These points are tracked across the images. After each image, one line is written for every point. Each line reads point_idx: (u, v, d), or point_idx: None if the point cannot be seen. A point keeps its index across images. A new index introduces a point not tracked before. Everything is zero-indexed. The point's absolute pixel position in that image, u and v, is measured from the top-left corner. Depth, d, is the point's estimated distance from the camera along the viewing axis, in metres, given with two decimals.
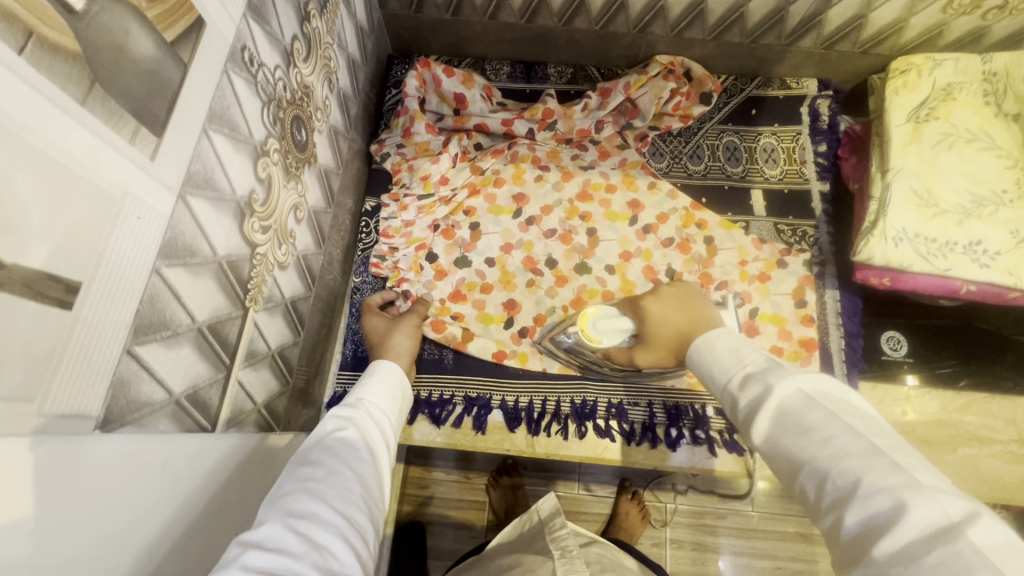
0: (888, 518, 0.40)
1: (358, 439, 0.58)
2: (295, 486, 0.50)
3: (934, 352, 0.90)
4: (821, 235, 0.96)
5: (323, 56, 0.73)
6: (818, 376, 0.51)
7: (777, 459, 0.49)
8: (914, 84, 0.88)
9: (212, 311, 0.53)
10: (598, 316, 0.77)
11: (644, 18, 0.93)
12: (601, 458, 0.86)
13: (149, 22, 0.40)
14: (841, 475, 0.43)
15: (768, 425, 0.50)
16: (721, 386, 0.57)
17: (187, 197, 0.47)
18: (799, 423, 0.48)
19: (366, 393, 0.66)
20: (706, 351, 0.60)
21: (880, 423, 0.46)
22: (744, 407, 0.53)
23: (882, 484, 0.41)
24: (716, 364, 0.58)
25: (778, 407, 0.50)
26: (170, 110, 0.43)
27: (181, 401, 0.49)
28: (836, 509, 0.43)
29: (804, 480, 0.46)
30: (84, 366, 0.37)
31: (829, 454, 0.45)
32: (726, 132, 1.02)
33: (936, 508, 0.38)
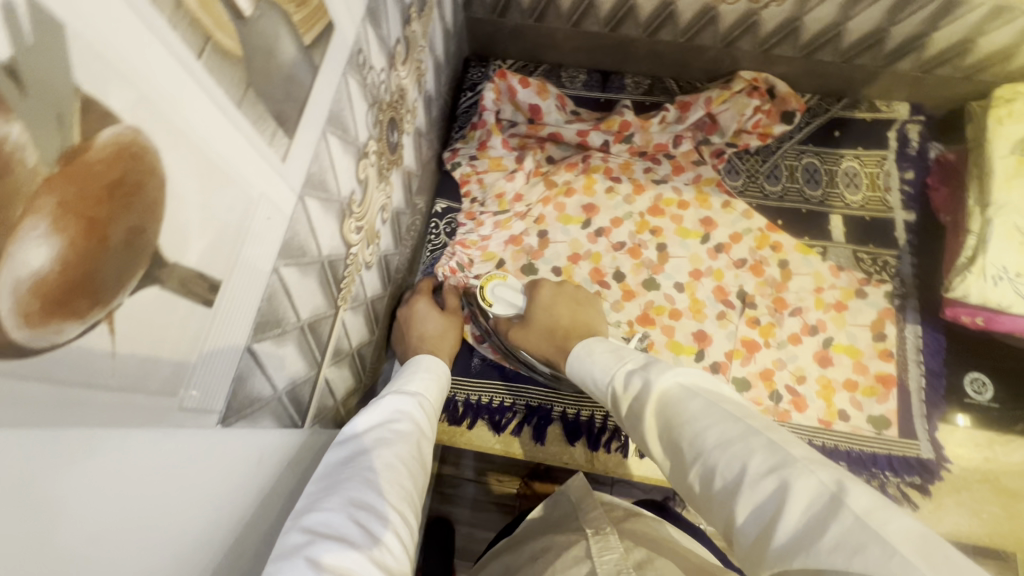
0: (775, 502, 0.40)
1: (410, 433, 0.58)
2: (351, 473, 0.50)
3: (1015, 396, 0.86)
4: (904, 266, 0.92)
5: (417, 58, 0.74)
6: (678, 368, 0.53)
7: (672, 456, 0.50)
8: (1020, 114, 0.84)
9: (312, 310, 0.53)
10: (501, 283, 0.85)
11: (733, 33, 0.90)
12: (660, 480, 0.84)
13: (294, 27, 0.40)
14: (728, 464, 0.43)
15: (657, 423, 0.52)
16: (602, 387, 0.60)
17: (305, 197, 0.47)
18: (678, 416, 0.49)
19: (419, 388, 0.67)
20: (586, 354, 0.65)
21: (748, 409, 0.48)
22: (629, 404, 0.55)
23: (766, 466, 0.41)
24: (597, 365, 0.62)
25: (656, 406, 0.52)
26: (301, 112, 0.44)
27: (282, 398, 0.50)
28: (727, 500, 0.43)
29: (693, 474, 0.46)
30: (217, 360, 0.38)
31: (709, 443, 0.45)
32: (806, 153, 0.99)
33: (813, 484, 0.39)
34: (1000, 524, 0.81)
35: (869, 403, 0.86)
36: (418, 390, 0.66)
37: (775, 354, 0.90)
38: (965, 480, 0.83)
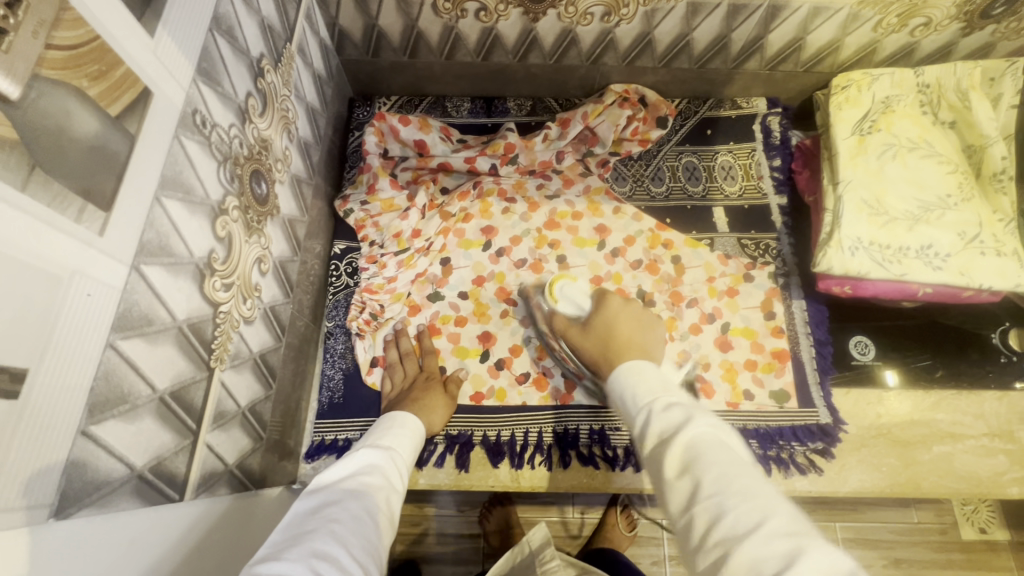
0: (779, 563, 0.38)
1: (379, 487, 0.59)
2: (317, 523, 0.49)
3: (908, 348, 0.94)
4: (783, 247, 0.99)
5: (280, 108, 0.74)
6: (716, 423, 0.50)
7: (678, 490, 0.47)
8: (855, 99, 0.93)
9: (174, 377, 0.52)
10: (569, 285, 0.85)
11: (595, 51, 0.96)
12: (588, 487, 0.85)
13: (91, 100, 0.40)
14: (741, 517, 0.42)
15: (679, 453, 0.48)
16: (638, 407, 0.56)
17: (141, 266, 0.46)
18: (709, 456, 0.46)
19: (392, 445, 0.68)
20: (635, 374, 0.59)
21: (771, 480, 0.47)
22: (656, 434, 0.51)
23: (781, 530, 0.40)
24: (641, 386, 0.58)
25: (679, 441, 0.49)
26: (118, 183, 0.43)
27: (145, 475, 0.48)
28: (725, 546, 0.41)
29: (697, 512, 0.44)
30: (43, 443, 0.37)
31: (729, 489, 0.44)
32: (684, 153, 1.05)
33: (826, 561, 0.37)
34: (899, 474, 0.87)
35: (769, 379, 0.91)
36: (390, 446, 0.67)
37: (681, 345, 0.94)
38: (863, 438, 0.89)
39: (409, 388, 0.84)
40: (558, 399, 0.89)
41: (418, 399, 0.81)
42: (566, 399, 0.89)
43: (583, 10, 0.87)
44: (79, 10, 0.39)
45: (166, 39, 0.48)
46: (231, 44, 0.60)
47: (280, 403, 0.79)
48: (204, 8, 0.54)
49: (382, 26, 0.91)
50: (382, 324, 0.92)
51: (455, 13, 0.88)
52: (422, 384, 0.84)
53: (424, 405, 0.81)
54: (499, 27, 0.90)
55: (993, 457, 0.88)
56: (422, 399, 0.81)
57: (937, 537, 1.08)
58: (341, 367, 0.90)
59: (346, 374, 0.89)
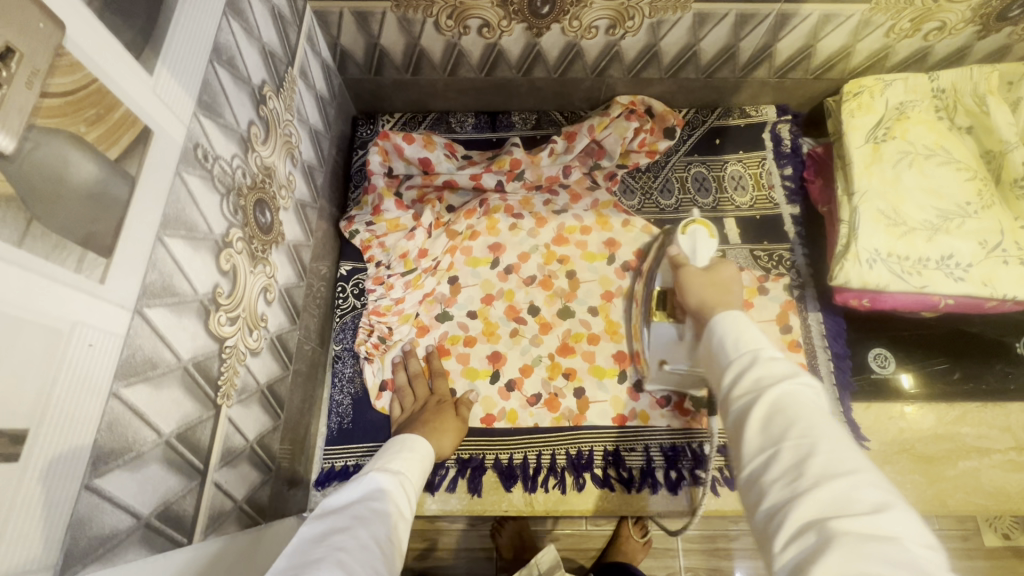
0: (868, 508, 0.37)
1: (389, 512, 0.56)
2: (323, 554, 0.47)
3: (926, 353, 0.91)
4: (797, 258, 0.97)
5: (283, 133, 0.72)
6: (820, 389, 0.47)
7: (761, 432, 0.44)
8: (868, 105, 0.91)
9: (180, 420, 0.50)
10: (705, 232, 0.78)
11: (600, 64, 0.94)
12: (603, 510, 0.84)
13: (90, 145, 0.39)
14: (833, 462, 0.40)
15: (772, 401, 0.45)
16: (739, 351, 0.51)
17: (144, 309, 0.45)
18: (808, 408, 0.43)
19: (403, 467, 0.66)
20: (731, 326, 0.55)
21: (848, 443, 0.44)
22: (753, 377, 0.48)
23: (874, 484, 0.39)
24: (746, 334, 0.52)
25: (783, 389, 0.45)
26: (118, 228, 0.42)
27: (152, 521, 0.47)
28: (815, 483, 0.39)
29: (783, 449, 0.42)
30: (51, 496, 0.36)
31: (827, 435, 0.41)
32: (693, 164, 1.04)
33: (910, 525, 0.36)
34: (923, 491, 0.84)
35: None
36: (399, 467, 0.65)
37: None
38: (885, 454, 0.87)
39: (420, 411, 0.82)
40: (570, 420, 0.87)
41: (428, 421, 0.79)
42: (578, 419, 0.87)
43: (588, 24, 0.85)
44: (75, 54, 0.37)
45: (165, 75, 0.47)
46: (232, 73, 0.59)
47: (288, 431, 0.77)
48: (204, 40, 0.53)
49: (384, 46, 0.90)
50: (390, 347, 0.90)
51: (457, 30, 0.86)
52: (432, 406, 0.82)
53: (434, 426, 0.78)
54: (503, 42, 0.89)
55: (1021, 472, 0.85)
56: (432, 420, 0.79)
57: (961, 545, 1.05)
58: (349, 392, 0.88)
59: (354, 399, 0.87)
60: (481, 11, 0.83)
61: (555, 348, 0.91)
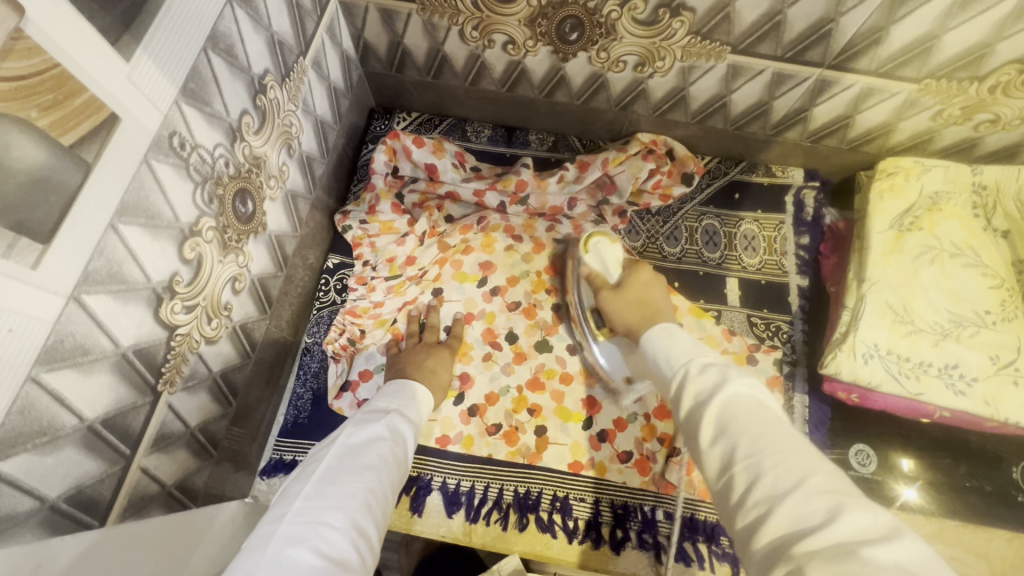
0: (823, 514, 0.37)
1: (387, 457, 0.57)
2: (304, 528, 0.45)
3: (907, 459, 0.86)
4: (795, 333, 0.92)
5: (282, 124, 0.71)
6: (756, 383, 0.50)
7: (715, 453, 0.46)
8: (900, 188, 0.85)
9: (110, 404, 0.50)
10: (606, 243, 0.83)
11: (625, 98, 0.90)
12: (540, 555, 0.81)
13: (40, 131, 0.38)
14: (778, 476, 0.40)
15: (714, 416, 0.48)
16: (674, 370, 0.56)
17: (81, 296, 0.44)
18: (745, 417, 0.46)
19: (406, 414, 0.67)
20: (663, 339, 0.61)
21: (802, 436, 0.45)
22: (692, 393, 0.52)
23: (823, 488, 0.38)
24: (674, 347, 0.59)
25: (722, 398, 0.49)
26: (63, 216, 0.41)
27: (58, 503, 0.47)
28: (767, 504, 0.39)
29: (737, 472, 0.43)
30: None
31: (769, 449, 0.42)
32: (706, 215, 0.99)
33: (867, 520, 0.36)
34: None
35: None
36: (388, 429, 0.62)
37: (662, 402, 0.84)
38: None
39: None
40: (525, 457, 0.85)
41: (424, 365, 0.80)
42: (534, 458, 0.85)
43: (616, 57, 0.82)
44: (37, 37, 0.37)
45: (145, 61, 0.46)
46: (228, 62, 0.58)
47: (239, 417, 0.77)
48: (198, 26, 0.52)
49: (407, 46, 0.88)
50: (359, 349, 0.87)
51: (481, 42, 0.84)
52: (426, 354, 0.82)
53: (427, 368, 0.79)
54: (527, 61, 0.86)
55: None
56: (422, 364, 0.80)
57: None
58: (311, 386, 0.87)
59: (315, 395, 0.86)
60: (507, 28, 0.80)
61: (525, 380, 0.89)
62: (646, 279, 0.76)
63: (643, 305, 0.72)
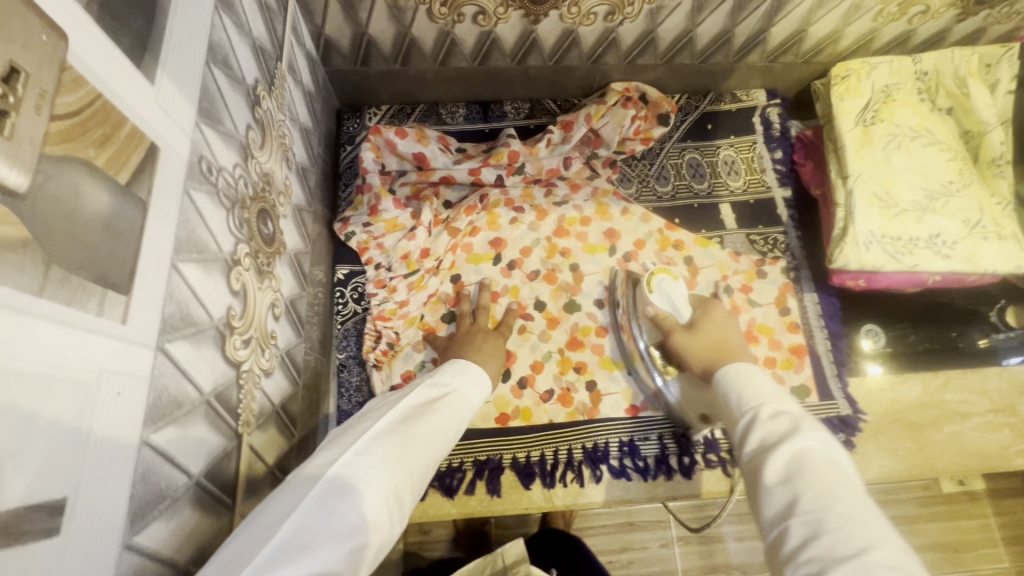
0: None
1: (438, 434, 0.56)
2: (348, 480, 0.45)
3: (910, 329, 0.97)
4: (791, 241, 0.99)
5: (278, 135, 0.67)
6: (829, 443, 0.52)
7: (776, 498, 0.49)
8: (856, 88, 0.93)
9: (208, 456, 0.47)
10: (670, 281, 0.82)
11: (596, 51, 0.92)
12: (621, 500, 0.85)
13: (100, 171, 0.34)
14: (843, 541, 0.42)
15: (782, 462, 0.51)
16: (743, 409, 0.59)
17: (166, 345, 0.41)
18: (817, 473, 0.48)
19: (459, 386, 0.64)
20: (741, 375, 0.63)
21: (870, 504, 0.46)
22: (760, 437, 0.55)
23: (886, 563, 0.40)
24: (748, 389, 0.60)
25: (795, 446, 0.51)
26: (135, 261, 0.38)
27: (188, 568, 0.44)
28: (823, 564, 0.42)
29: (794, 525, 0.46)
30: (91, 563, 0.33)
31: (836, 513, 0.44)
32: (687, 150, 1.04)
33: None
34: (915, 458, 0.89)
35: (789, 375, 0.91)
36: (444, 406, 0.60)
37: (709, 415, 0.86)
38: (880, 424, 0.91)
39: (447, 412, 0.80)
40: (584, 413, 0.88)
41: (482, 349, 0.80)
42: (592, 413, 0.88)
43: (587, 10, 0.83)
44: (80, 68, 0.33)
45: (165, 82, 0.42)
46: (227, 75, 0.53)
47: (302, 447, 0.74)
48: (197, 39, 0.48)
49: (373, 35, 0.84)
50: (398, 351, 0.86)
51: (451, 18, 0.82)
52: (482, 337, 0.83)
53: (485, 352, 0.80)
54: (498, 30, 0.85)
55: (997, 432, 0.91)
56: (480, 346, 0.81)
57: (937, 504, 1.12)
58: (357, 400, 0.85)
59: (364, 407, 0.84)
60: None
61: (564, 342, 0.91)
62: (719, 319, 0.78)
63: (715, 346, 0.74)
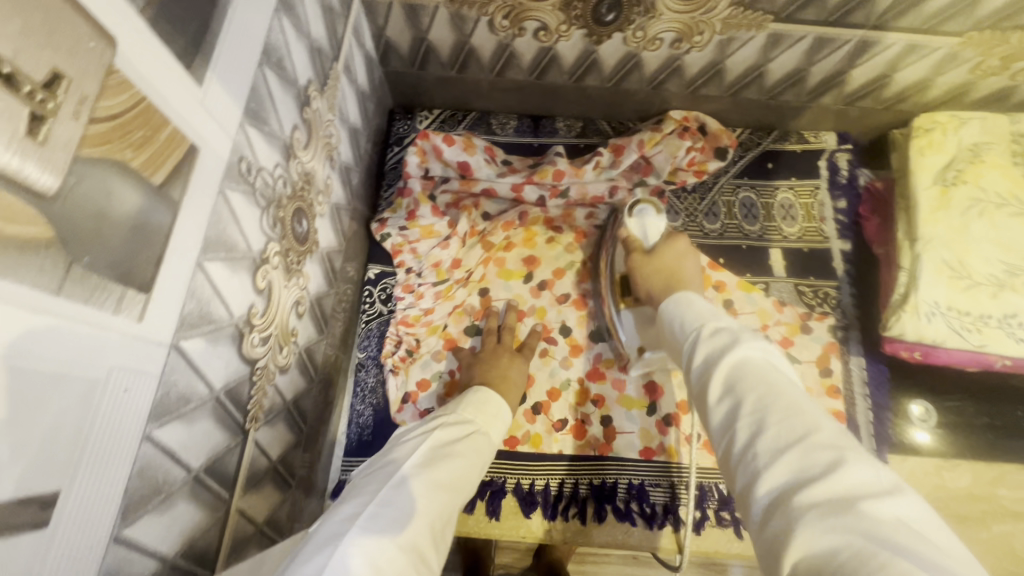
0: (824, 468, 0.39)
1: (460, 479, 0.55)
2: (368, 532, 0.45)
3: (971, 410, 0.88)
4: (844, 297, 0.92)
5: (324, 135, 0.68)
6: (767, 347, 0.51)
7: (720, 408, 0.48)
8: (939, 144, 0.85)
9: (210, 451, 0.48)
10: (654, 214, 0.82)
11: (658, 76, 0.88)
12: (623, 545, 0.81)
13: (134, 172, 0.35)
14: (783, 435, 0.42)
15: (723, 375, 0.50)
16: (687, 332, 0.57)
17: (180, 343, 0.42)
18: (754, 375, 0.48)
19: (477, 422, 0.63)
20: (680, 304, 0.62)
21: (805, 392, 0.46)
22: (703, 351, 0.53)
23: (828, 443, 0.40)
24: (691, 313, 0.60)
25: (737, 353, 0.50)
26: (158, 259, 0.38)
27: (177, 559, 0.45)
28: (769, 457, 0.41)
29: (740, 429, 0.45)
30: (74, 557, 0.33)
31: (776, 407, 0.44)
32: (742, 187, 0.98)
33: (870, 475, 0.38)
34: None
35: None
36: (465, 447, 0.59)
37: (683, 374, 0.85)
38: None
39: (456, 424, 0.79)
40: (595, 448, 0.85)
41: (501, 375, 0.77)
42: (604, 449, 0.85)
43: (653, 35, 0.80)
44: (126, 70, 0.33)
45: (214, 84, 0.43)
46: (280, 76, 0.54)
47: (309, 442, 0.75)
48: (253, 38, 0.48)
49: (432, 41, 0.84)
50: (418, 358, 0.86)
51: (512, 31, 0.81)
52: (507, 360, 0.80)
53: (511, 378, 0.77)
54: (559, 47, 0.83)
55: None
56: (506, 372, 0.78)
57: None
58: (370, 402, 0.84)
59: (376, 411, 0.84)
60: (540, 13, 0.77)
61: (585, 371, 0.88)
62: (680, 250, 0.78)
63: (666, 271, 0.75)
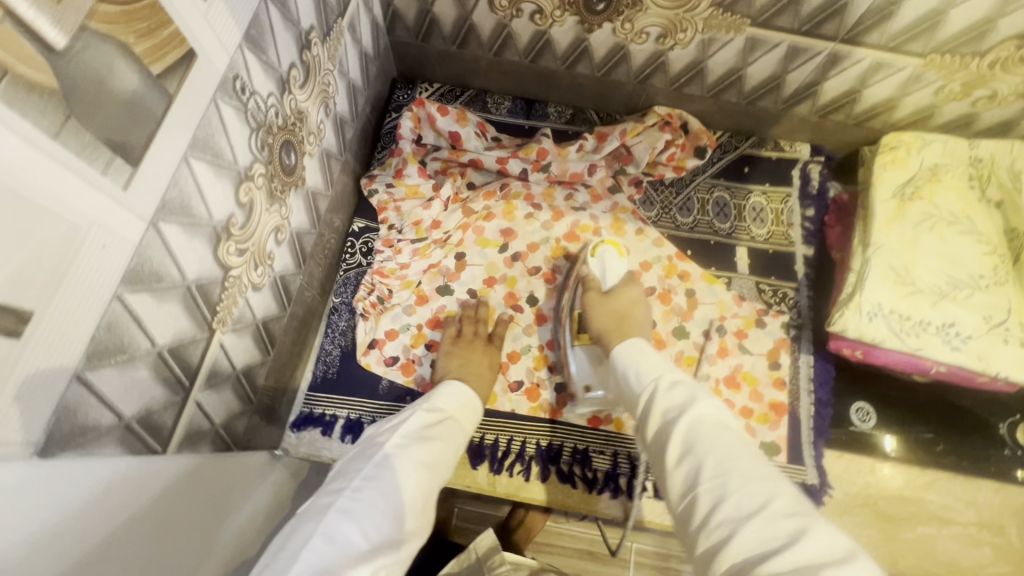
0: (787, 535, 0.44)
1: (438, 458, 0.61)
2: (354, 505, 0.51)
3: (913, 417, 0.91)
4: (801, 299, 0.96)
5: (321, 82, 0.74)
6: (721, 406, 0.57)
7: (679, 472, 0.53)
8: (902, 160, 0.90)
9: (175, 335, 0.53)
10: (614, 255, 0.91)
11: (644, 71, 0.94)
12: (562, 505, 0.85)
13: (136, 57, 0.40)
14: (744, 497, 0.47)
15: (680, 437, 0.55)
16: (644, 385, 0.63)
17: (159, 223, 0.47)
18: (710, 437, 0.53)
19: (450, 408, 0.69)
20: (635, 352, 0.69)
21: (760, 457, 0.52)
22: (662, 410, 0.59)
23: (785, 512, 0.46)
24: (643, 364, 0.66)
25: (693, 416, 0.56)
26: (148, 141, 0.43)
27: (133, 422, 0.49)
28: (729, 525, 0.46)
29: (702, 492, 0.50)
30: (41, 377, 0.38)
31: (733, 471, 0.50)
32: (717, 187, 1.03)
33: (827, 543, 0.43)
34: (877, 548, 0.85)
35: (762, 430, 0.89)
36: (441, 430, 0.65)
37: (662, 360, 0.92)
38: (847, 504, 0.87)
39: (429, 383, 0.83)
40: (546, 412, 0.89)
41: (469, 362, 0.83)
42: (555, 413, 0.89)
43: (639, 29, 0.85)
44: None
45: (218, 4, 0.48)
46: (283, 14, 0.60)
47: (275, 368, 0.80)
48: None
49: (436, 14, 0.91)
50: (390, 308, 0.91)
51: (510, 11, 0.87)
52: (481, 350, 0.86)
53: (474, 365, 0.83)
54: (553, 32, 0.89)
55: (977, 548, 0.86)
56: (476, 362, 0.84)
57: None
58: (339, 343, 0.90)
59: (343, 351, 0.89)
60: None
61: (546, 340, 0.93)
62: (632, 296, 0.86)
63: (617, 313, 0.83)
